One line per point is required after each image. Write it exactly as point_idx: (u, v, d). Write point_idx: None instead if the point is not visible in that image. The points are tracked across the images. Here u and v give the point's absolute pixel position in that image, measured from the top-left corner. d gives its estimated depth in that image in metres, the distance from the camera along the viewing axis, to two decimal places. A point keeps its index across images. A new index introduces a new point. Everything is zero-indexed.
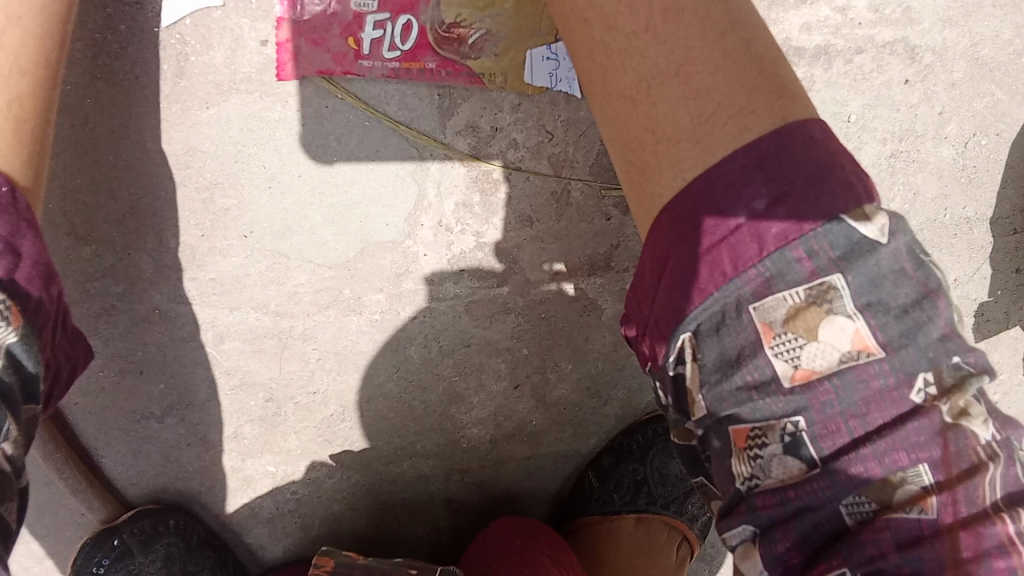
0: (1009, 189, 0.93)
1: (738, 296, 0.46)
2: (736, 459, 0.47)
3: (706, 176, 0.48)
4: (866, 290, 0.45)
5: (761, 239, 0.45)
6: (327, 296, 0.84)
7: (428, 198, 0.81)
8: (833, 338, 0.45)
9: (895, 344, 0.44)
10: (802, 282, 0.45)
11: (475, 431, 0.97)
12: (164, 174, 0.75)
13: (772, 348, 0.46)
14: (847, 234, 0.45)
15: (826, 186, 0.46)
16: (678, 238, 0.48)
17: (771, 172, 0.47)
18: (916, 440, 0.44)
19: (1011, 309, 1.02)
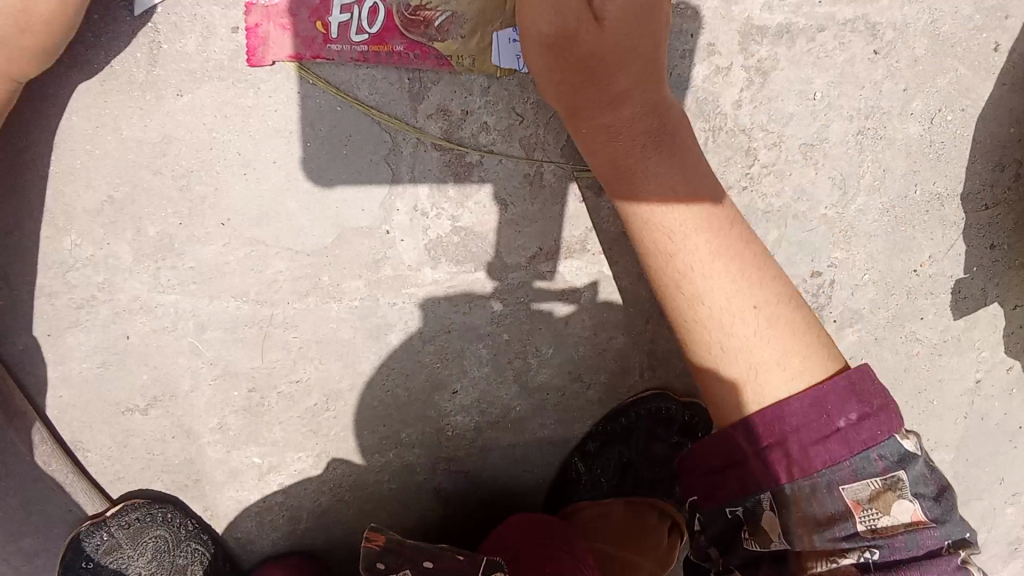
0: (978, 164, 0.93)
1: (833, 479, 0.62)
2: (813, 563, 0.62)
3: (777, 411, 0.64)
4: (915, 485, 0.62)
5: (850, 443, 0.62)
6: (307, 284, 0.85)
7: (402, 182, 0.81)
8: (898, 513, 0.62)
9: (939, 518, 0.62)
10: (877, 474, 0.62)
11: (459, 418, 0.98)
12: (140, 163, 0.77)
13: (858, 516, 0.62)
14: (903, 449, 0.62)
15: (877, 415, 0.63)
16: (785, 432, 0.63)
17: (856, 400, 0.63)
18: (949, 567, 0.61)
19: (988, 286, 1.04)
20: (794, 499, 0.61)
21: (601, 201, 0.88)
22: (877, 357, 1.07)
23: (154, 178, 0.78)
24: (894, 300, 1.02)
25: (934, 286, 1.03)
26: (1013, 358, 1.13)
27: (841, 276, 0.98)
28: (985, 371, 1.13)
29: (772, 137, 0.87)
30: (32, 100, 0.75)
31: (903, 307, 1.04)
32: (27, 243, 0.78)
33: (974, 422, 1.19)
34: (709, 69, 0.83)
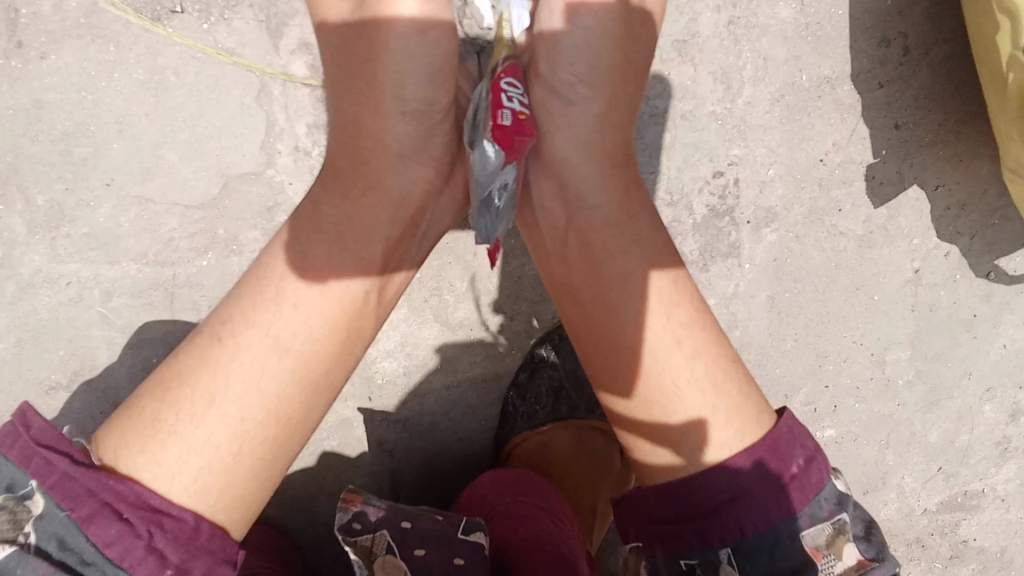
0: (859, 42, 0.95)
1: (795, 528, 0.64)
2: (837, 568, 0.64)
3: (724, 470, 0.64)
4: (851, 526, 0.66)
5: (806, 488, 0.65)
6: (204, 240, 0.86)
7: (278, 123, 0.83)
8: (846, 553, 0.65)
9: (871, 555, 0.65)
10: (827, 518, 0.65)
11: (386, 364, 1.01)
12: (20, 131, 0.81)
13: (821, 564, 0.64)
14: (823, 530, 0.64)
15: (814, 459, 0.66)
16: (744, 488, 0.64)
17: (772, 448, 0.65)
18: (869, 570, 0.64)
19: (903, 168, 1.03)
20: (769, 551, 0.63)
21: None
22: (802, 255, 1.06)
23: (34, 146, 0.82)
24: (806, 193, 1.00)
25: (847, 174, 1.01)
26: (950, 243, 1.12)
27: (744, 173, 0.98)
28: (922, 261, 1.12)
29: None
30: None
31: (818, 202, 1.01)
32: None
33: (925, 315, 1.17)
34: None
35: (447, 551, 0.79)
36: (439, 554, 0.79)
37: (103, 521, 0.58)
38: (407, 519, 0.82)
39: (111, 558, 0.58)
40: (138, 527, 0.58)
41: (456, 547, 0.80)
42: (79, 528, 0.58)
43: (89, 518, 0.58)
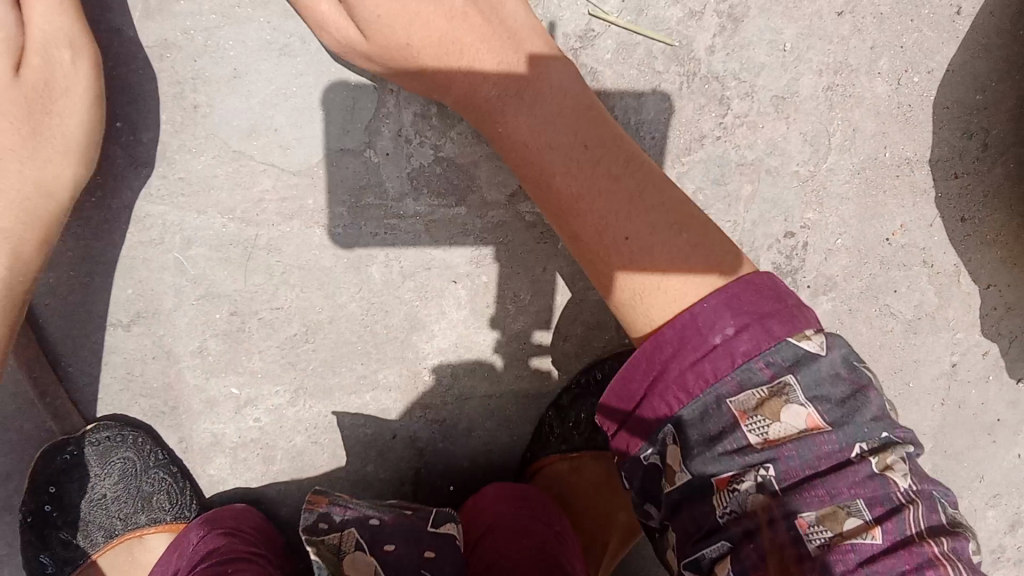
0: (945, 130, 0.97)
1: (743, 390, 0.61)
2: (717, 497, 0.60)
3: (657, 336, 0.65)
4: (818, 396, 0.60)
5: (732, 355, 0.61)
6: (292, 205, 0.88)
7: (387, 106, 0.85)
8: (793, 419, 0.59)
9: (838, 422, 0.59)
10: (765, 380, 0.61)
11: (436, 362, 1.00)
12: (134, 65, 0.80)
13: (746, 425, 0.60)
14: (793, 350, 0.61)
15: (779, 314, 0.63)
16: (665, 361, 0.64)
17: (732, 310, 0.63)
18: (851, 479, 0.58)
19: (960, 262, 1.07)
20: (689, 421, 0.62)
21: None
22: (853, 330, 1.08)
23: (150, 82, 0.81)
24: (868, 268, 1.04)
25: (908, 257, 1.05)
26: (989, 342, 1.14)
27: (814, 239, 1.00)
28: (961, 356, 1.14)
29: (744, 86, 0.91)
30: None
31: (876, 278, 1.05)
32: None
33: (953, 411, 1.19)
34: (683, 12, 0.88)
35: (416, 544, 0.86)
36: (410, 547, 0.85)
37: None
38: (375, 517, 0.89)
39: None
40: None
41: (427, 540, 0.87)
42: None
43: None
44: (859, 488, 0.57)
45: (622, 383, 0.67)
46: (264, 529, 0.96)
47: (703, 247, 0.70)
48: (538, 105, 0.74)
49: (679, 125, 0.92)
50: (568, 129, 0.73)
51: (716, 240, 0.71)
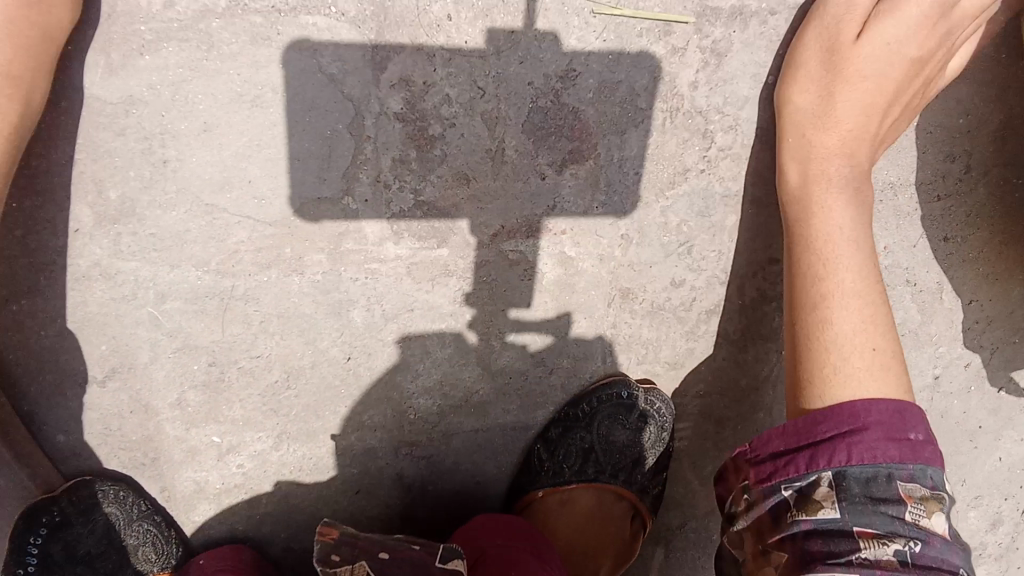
0: (928, 154, 0.97)
1: (891, 473, 0.68)
2: (863, 541, 0.65)
3: (859, 404, 0.72)
4: (948, 519, 0.68)
5: (918, 454, 0.69)
6: (269, 254, 0.85)
7: (365, 151, 0.82)
8: (936, 523, 0.67)
9: (964, 549, 0.68)
10: (927, 485, 0.68)
11: (421, 401, 0.98)
12: (101, 124, 0.78)
13: (909, 505, 0.67)
14: (943, 474, 0.70)
15: (933, 442, 0.71)
16: (868, 422, 0.70)
17: (912, 415, 0.71)
18: None
19: (942, 280, 1.07)
20: (857, 472, 0.68)
21: (561, 178, 0.88)
22: None
23: (117, 141, 0.78)
24: None
25: (891, 278, 1.04)
26: (971, 354, 1.14)
27: None
28: (944, 368, 1.14)
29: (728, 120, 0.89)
30: None
31: None
32: None
33: (934, 420, 1.18)
34: (665, 48, 0.85)
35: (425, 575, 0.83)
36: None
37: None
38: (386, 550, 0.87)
39: None
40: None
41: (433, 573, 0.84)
42: None
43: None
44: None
45: (807, 421, 0.73)
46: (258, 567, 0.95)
47: (886, 347, 0.79)
48: (838, 120, 0.85)
49: (662, 159, 0.90)
50: (824, 93, 0.85)
51: (886, 331, 0.80)
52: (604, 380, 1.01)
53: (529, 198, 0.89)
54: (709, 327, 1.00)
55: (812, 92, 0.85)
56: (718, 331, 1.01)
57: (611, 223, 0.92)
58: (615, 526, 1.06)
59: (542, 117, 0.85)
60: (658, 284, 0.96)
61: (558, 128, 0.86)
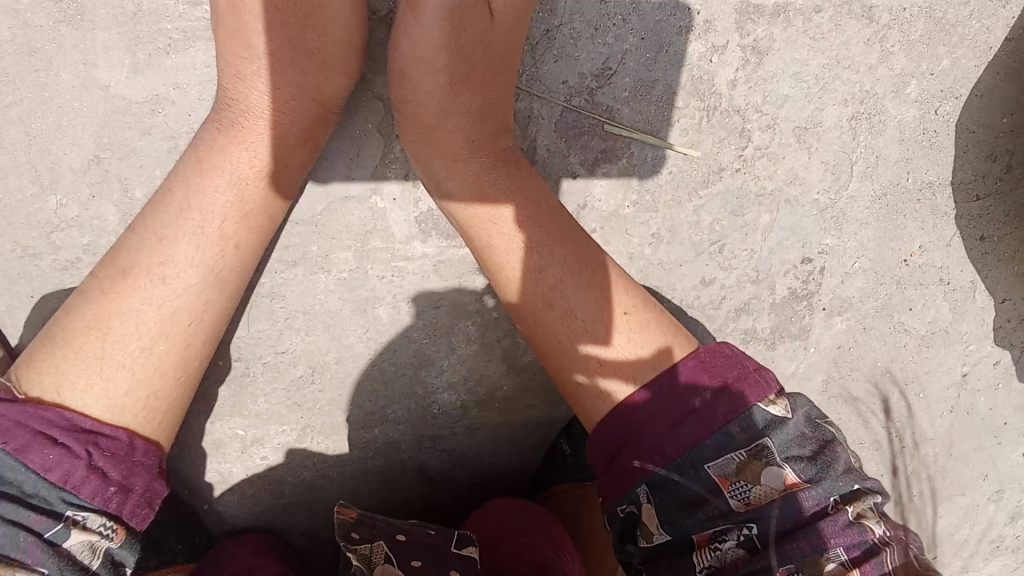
0: (969, 154, 0.94)
1: (696, 459, 0.61)
2: (698, 552, 0.61)
3: (632, 405, 0.66)
4: (785, 447, 0.60)
5: (712, 421, 0.61)
6: (296, 253, 0.85)
7: (395, 150, 0.83)
8: (771, 480, 0.59)
9: (816, 479, 0.59)
10: (741, 444, 0.60)
11: (445, 396, 0.97)
12: (128, 123, 0.77)
13: (729, 492, 0.60)
14: (764, 414, 0.61)
15: (731, 387, 0.63)
16: (643, 424, 0.64)
17: (709, 374, 0.65)
18: (830, 531, 0.56)
19: (977, 278, 1.04)
20: (665, 484, 0.61)
21: (593, 177, 0.86)
22: (866, 347, 1.05)
23: (143, 140, 0.77)
24: (884, 288, 1.01)
25: (925, 277, 1.03)
26: (1001, 351, 1.12)
27: (831, 263, 0.97)
28: (972, 367, 1.12)
29: (767, 119, 0.87)
30: (22, 54, 0.75)
31: (892, 298, 1.03)
32: (9, 200, 0.77)
33: (961, 417, 1.15)
34: (706, 46, 0.84)
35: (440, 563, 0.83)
36: (437, 564, 0.83)
37: (97, 479, 0.61)
38: (402, 534, 0.87)
39: (52, 481, 0.59)
40: (73, 448, 0.61)
41: (454, 559, 0.84)
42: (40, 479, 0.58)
43: (60, 474, 0.59)
44: (834, 531, 0.56)
45: (607, 441, 0.67)
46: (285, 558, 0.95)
47: (646, 327, 0.71)
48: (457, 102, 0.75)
49: (698, 158, 0.88)
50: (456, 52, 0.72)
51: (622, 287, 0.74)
52: None
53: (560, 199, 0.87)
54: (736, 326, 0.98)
55: (458, 123, 0.76)
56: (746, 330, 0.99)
57: (643, 222, 0.90)
58: None
59: (575, 116, 0.83)
60: (689, 282, 0.94)
61: (591, 127, 0.84)
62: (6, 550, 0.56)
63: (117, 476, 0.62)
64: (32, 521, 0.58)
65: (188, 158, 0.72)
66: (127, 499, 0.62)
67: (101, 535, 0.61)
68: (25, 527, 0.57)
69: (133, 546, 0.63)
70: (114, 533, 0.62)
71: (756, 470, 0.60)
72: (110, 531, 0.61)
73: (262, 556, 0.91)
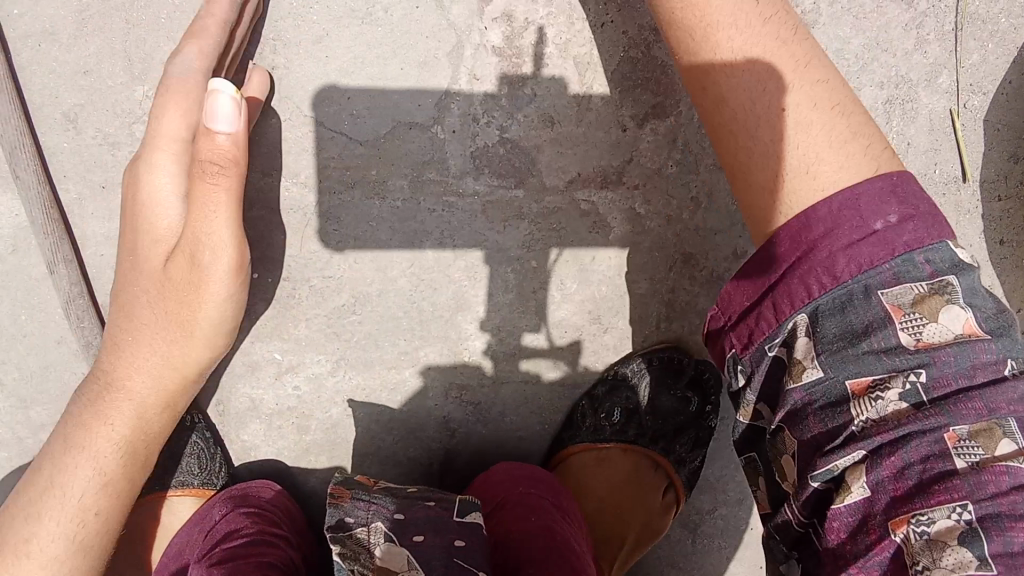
0: (994, 151, 0.99)
1: (879, 310, 0.56)
2: (855, 401, 0.55)
3: (802, 219, 0.60)
4: (968, 295, 0.56)
5: (893, 245, 0.57)
6: (354, 175, 0.89)
7: (459, 84, 0.88)
8: (949, 322, 0.55)
9: (994, 334, 0.55)
10: (923, 278, 0.56)
11: (477, 344, 1.00)
12: None
13: (957, 448, 0.51)
14: (952, 255, 0.57)
15: (912, 217, 0.58)
16: (818, 236, 0.59)
17: (896, 198, 0.59)
18: (1015, 397, 0.52)
19: (994, 283, 1.06)
20: (829, 309, 0.57)
21: (641, 132, 0.92)
22: None
23: None
24: None
25: None
26: None
27: None
28: None
29: None
30: None
31: None
32: (99, 85, 0.81)
33: None
34: None
35: (448, 535, 0.80)
36: (439, 538, 0.80)
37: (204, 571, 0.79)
38: (404, 513, 0.85)
39: None
40: None
41: (460, 532, 0.81)
42: None
43: None
44: (1016, 400, 0.52)
45: (761, 256, 0.62)
46: (287, 510, 0.96)
47: (864, 128, 0.64)
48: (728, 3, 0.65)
49: None
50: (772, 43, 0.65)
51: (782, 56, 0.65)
52: (658, 345, 1.03)
53: (608, 148, 0.92)
54: None
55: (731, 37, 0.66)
56: None
57: (684, 184, 0.95)
58: (651, 494, 1.05)
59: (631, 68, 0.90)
60: (722, 253, 0.99)
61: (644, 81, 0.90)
62: None
63: None
64: None
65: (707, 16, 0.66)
66: None
67: None
68: None
69: None
70: None
71: (986, 431, 0.52)
72: None
73: (252, 522, 0.89)
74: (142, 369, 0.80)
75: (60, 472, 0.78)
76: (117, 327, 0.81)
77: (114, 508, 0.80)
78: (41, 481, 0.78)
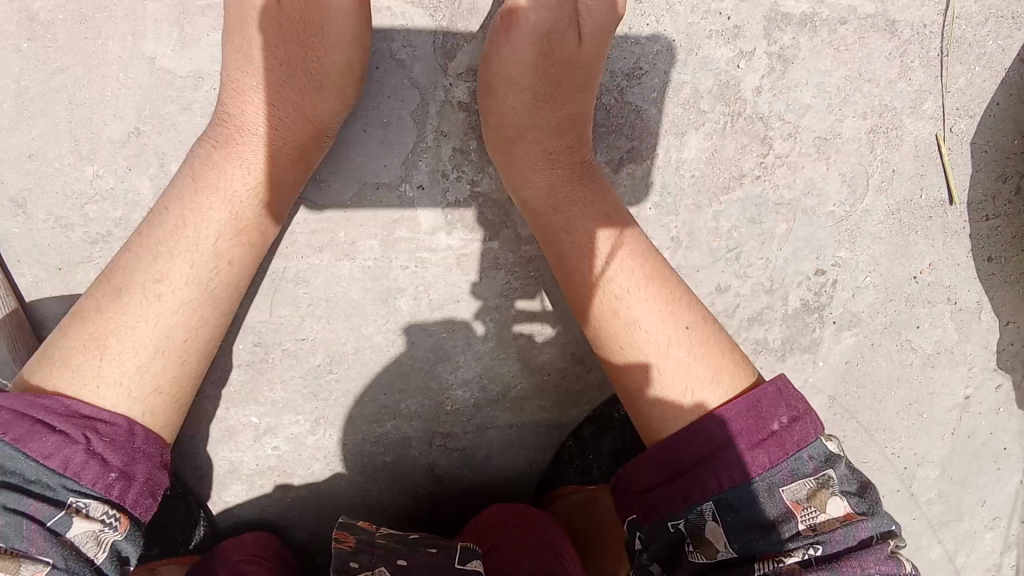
0: (981, 173, 0.97)
1: (776, 493, 0.63)
2: (761, 561, 0.62)
3: (702, 425, 0.67)
4: (841, 481, 0.65)
5: (785, 444, 0.65)
6: (322, 238, 0.87)
7: (427, 141, 0.85)
8: (831, 507, 0.64)
9: (868, 512, 0.64)
10: (809, 474, 0.64)
11: (460, 392, 0.97)
12: (168, 96, 0.78)
13: None
14: (826, 449, 0.66)
15: (803, 418, 0.66)
16: (726, 440, 0.65)
17: (781, 399, 0.67)
18: (879, 557, 0.62)
19: (983, 298, 1.03)
20: (734, 503, 0.63)
21: (618, 177, 0.89)
22: (872, 363, 1.03)
23: (183, 116, 0.79)
24: (893, 305, 1.01)
25: (933, 295, 1.01)
26: (1005, 376, 1.08)
27: (844, 277, 0.98)
28: (974, 388, 1.07)
29: (789, 128, 0.92)
30: (73, 20, 0.76)
31: (899, 315, 1.01)
32: (46, 168, 0.78)
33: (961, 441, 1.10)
34: (734, 52, 0.89)
35: None
36: None
37: None
38: (403, 556, 0.81)
39: (62, 474, 0.59)
40: (75, 436, 0.61)
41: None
42: (70, 483, 0.60)
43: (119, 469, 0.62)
44: (878, 559, 0.62)
45: (674, 452, 0.67)
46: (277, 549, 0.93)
47: (716, 347, 0.73)
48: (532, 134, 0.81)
49: (721, 164, 0.91)
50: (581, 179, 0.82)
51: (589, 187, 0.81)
52: None
53: None
54: (748, 335, 0.98)
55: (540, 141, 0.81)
56: (757, 340, 0.98)
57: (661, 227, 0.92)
58: None
59: (604, 115, 0.88)
60: (705, 289, 0.95)
61: (618, 128, 0.88)
62: (11, 541, 0.56)
63: (119, 464, 0.62)
64: (43, 512, 0.58)
65: (525, 168, 0.82)
66: (129, 487, 0.63)
67: (101, 524, 0.61)
68: (27, 516, 0.57)
69: (134, 534, 0.65)
70: (115, 525, 0.62)
71: None
72: (112, 521, 0.62)
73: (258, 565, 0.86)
74: (276, 101, 0.77)
75: (163, 262, 0.70)
76: (226, 102, 0.76)
77: (237, 278, 0.74)
78: (168, 226, 0.71)
